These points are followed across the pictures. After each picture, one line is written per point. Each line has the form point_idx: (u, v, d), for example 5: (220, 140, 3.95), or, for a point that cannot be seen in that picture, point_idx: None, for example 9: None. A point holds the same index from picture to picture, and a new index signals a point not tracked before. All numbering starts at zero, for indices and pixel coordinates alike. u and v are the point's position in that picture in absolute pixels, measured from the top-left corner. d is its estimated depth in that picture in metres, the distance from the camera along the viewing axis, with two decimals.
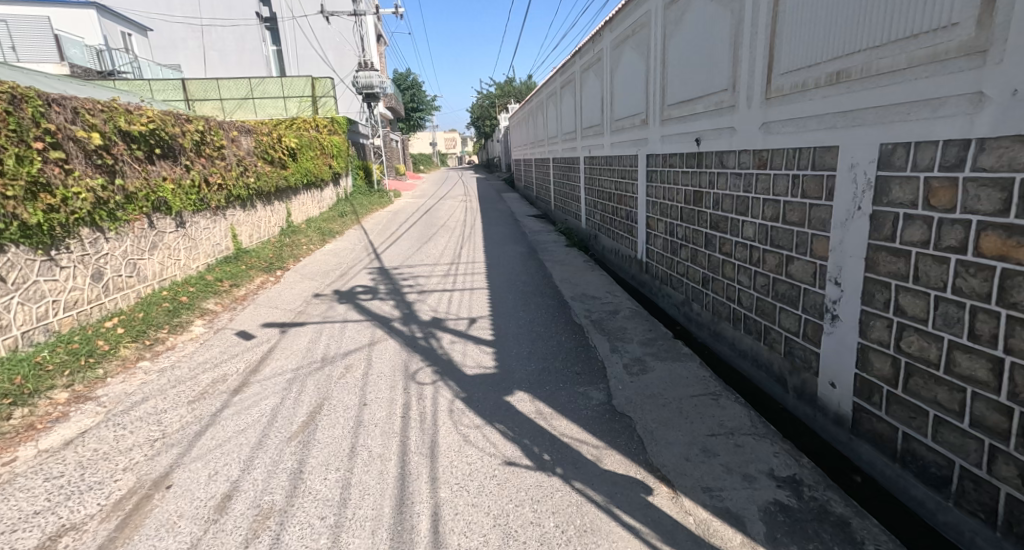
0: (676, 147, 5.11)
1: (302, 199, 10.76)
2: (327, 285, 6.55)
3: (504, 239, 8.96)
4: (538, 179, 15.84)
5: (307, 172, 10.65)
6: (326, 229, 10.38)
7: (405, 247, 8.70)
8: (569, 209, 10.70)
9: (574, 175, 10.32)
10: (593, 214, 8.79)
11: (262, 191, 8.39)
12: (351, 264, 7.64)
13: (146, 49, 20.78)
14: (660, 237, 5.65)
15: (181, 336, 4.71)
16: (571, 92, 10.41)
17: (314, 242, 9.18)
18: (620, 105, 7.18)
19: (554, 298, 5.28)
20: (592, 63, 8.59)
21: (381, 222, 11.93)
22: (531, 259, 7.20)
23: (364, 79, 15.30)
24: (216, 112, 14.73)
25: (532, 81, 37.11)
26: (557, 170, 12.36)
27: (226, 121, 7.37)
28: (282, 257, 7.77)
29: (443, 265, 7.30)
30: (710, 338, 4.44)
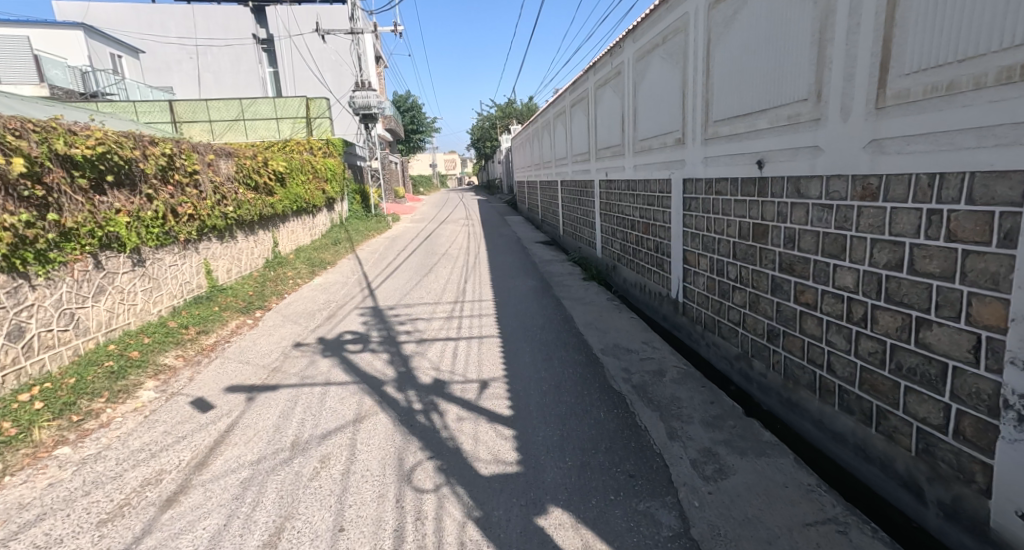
0: (727, 169, 4.28)
1: (292, 226, 9.96)
2: (311, 330, 5.66)
3: (513, 272, 8.11)
4: (544, 202, 15.08)
5: (297, 198, 9.88)
6: (315, 260, 9.50)
7: (402, 282, 7.83)
8: (582, 236, 9.85)
9: (587, 200, 9.49)
10: (611, 244, 7.93)
11: (244, 220, 7.58)
12: (341, 304, 6.74)
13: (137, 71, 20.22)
14: (704, 276, 4.78)
15: (123, 406, 3.81)
16: (584, 110, 9.65)
17: (301, 276, 8.29)
18: (646, 123, 6.38)
19: (580, 352, 4.38)
20: (610, 78, 7.82)
21: (377, 250, 11.09)
22: (546, 297, 6.32)
23: (361, 100, 14.67)
24: (204, 134, 14.04)
25: (534, 103, 36.67)
26: (567, 194, 11.52)
27: (202, 144, 6.60)
28: (263, 295, 6.91)
29: (444, 303, 6.43)
30: (785, 410, 3.53)
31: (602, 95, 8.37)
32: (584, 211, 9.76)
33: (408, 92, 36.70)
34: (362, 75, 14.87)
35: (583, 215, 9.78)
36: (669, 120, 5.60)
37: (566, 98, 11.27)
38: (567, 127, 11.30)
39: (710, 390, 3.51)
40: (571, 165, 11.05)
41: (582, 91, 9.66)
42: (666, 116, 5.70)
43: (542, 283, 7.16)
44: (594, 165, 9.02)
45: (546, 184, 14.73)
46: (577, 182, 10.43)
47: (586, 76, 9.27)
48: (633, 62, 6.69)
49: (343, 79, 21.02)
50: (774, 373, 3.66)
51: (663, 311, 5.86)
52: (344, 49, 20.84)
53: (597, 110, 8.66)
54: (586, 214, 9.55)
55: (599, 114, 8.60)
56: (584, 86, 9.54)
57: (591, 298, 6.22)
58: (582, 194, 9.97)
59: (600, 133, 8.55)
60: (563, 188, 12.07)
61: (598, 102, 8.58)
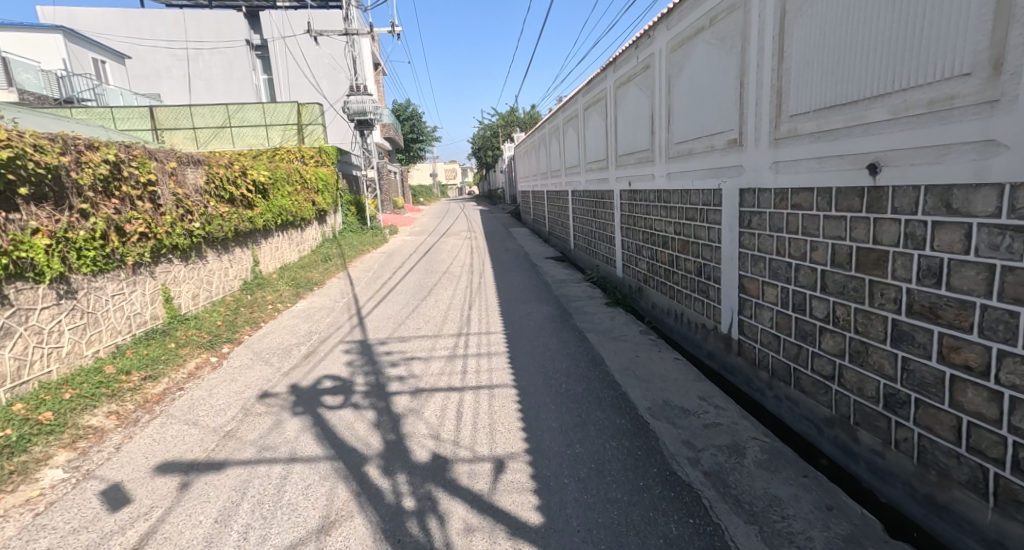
0: (811, 177, 3.30)
1: (276, 242, 9.03)
2: (283, 373, 4.67)
3: (522, 295, 7.14)
4: (552, 214, 14.16)
5: (282, 211, 8.96)
6: (300, 280, 8.53)
7: (396, 307, 6.84)
8: (599, 253, 8.86)
9: (605, 213, 8.52)
10: (637, 263, 6.94)
11: (216, 237, 6.64)
12: (324, 337, 5.75)
13: (123, 78, 19.42)
14: (773, 310, 3.80)
15: (11, 496, 2.81)
16: (601, 113, 8.68)
17: (282, 301, 7.31)
18: (683, 123, 5.40)
19: (622, 414, 3.39)
20: (634, 74, 6.86)
21: (370, 268, 10.12)
22: (565, 331, 5.35)
23: (356, 105, 13.79)
24: (188, 142, 13.14)
25: (537, 111, 35.88)
26: (580, 207, 10.56)
27: (162, 150, 5.68)
28: (234, 327, 5.95)
29: (445, 336, 5.46)
30: (926, 513, 2.54)
31: (623, 94, 7.41)
32: (601, 225, 8.78)
33: (408, 100, 35.97)
34: (357, 78, 13.96)
35: (600, 230, 8.81)
36: (716, 118, 4.63)
37: (579, 101, 10.33)
38: (581, 133, 10.34)
39: (819, 484, 2.53)
40: (585, 174, 10.06)
41: (600, 91, 8.69)
42: (712, 114, 4.72)
43: (559, 310, 6.17)
44: (614, 174, 8.04)
45: (554, 194, 13.80)
46: (592, 193, 9.46)
47: (604, 75, 8.29)
48: (665, 53, 5.72)
49: (340, 85, 20.07)
50: (899, 455, 2.68)
51: (710, 348, 4.87)
52: (341, 54, 19.88)
53: (619, 111, 7.69)
54: (604, 228, 8.58)
55: (620, 116, 7.64)
56: (601, 85, 8.58)
57: (621, 331, 5.22)
58: (598, 207, 9.00)
59: (622, 138, 7.58)
60: (574, 200, 11.15)
61: (620, 103, 7.61)
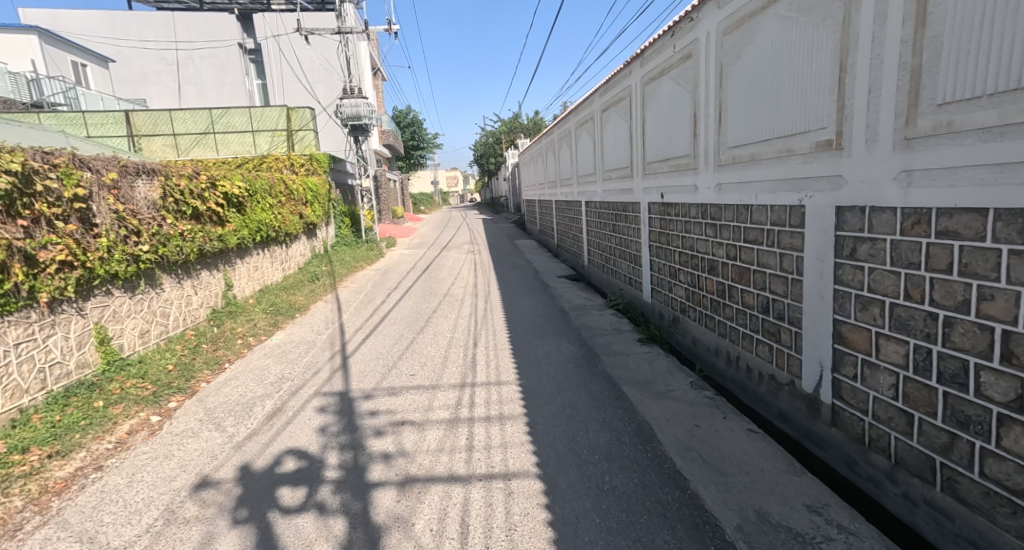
0: (980, 195, 2.26)
1: (255, 262, 8.07)
2: (237, 444, 3.63)
3: (535, 326, 6.10)
4: (562, 226, 13.16)
5: (260, 226, 7.98)
6: (279, 306, 7.51)
7: (387, 344, 5.80)
8: (623, 274, 7.82)
9: (630, 228, 7.48)
10: (676, 289, 5.88)
11: (175, 260, 5.66)
12: (296, 387, 4.71)
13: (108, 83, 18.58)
14: (898, 377, 2.73)
15: None
16: (624, 113, 7.60)
17: (254, 334, 6.26)
18: (740, 122, 4.31)
19: (703, 543, 2.33)
20: (667, 66, 5.81)
21: (362, 289, 9.10)
22: (595, 382, 4.30)
23: (349, 108, 12.83)
24: (167, 149, 12.22)
25: (541, 117, 34.93)
26: (596, 221, 9.51)
27: (97, 159, 4.72)
28: (189, 372, 4.95)
29: (444, 388, 4.41)
30: None
31: (654, 91, 6.32)
32: (625, 241, 7.74)
33: (408, 107, 35.10)
34: (351, 80, 12.97)
35: (625, 248, 7.77)
36: (794, 113, 3.55)
37: (596, 102, 9.26)
38: (598, 138, 9.25)
39: None
40: (604, 182, 8.97)
41: (622, 89, 7.60)
42: (788, 108, 3.64)
43: (582, 351, 5.11)
44: (641, 185, 6.97)
45: (564, 205, 12.80)
46: (612, 206, 8.44)
47: (628, 69, 7.21)
48: (714, 37, 4.64)
49: (336, 91, 19.33)
50: None
51: (784, 408, 3.80)
52: (336, 61, 19.11)
53: (647, 112, 6.60)
54: (629, 245, 7.53)
55: (649, 118, 6.55)
56: (624, 82, 7.49)
57: (666, 383, 4.15)
58: (620, 221, 7.97)
59: (653, 142, 6.49)
60: (588, 213, 10.11)
61: (649, 102, 6.53)
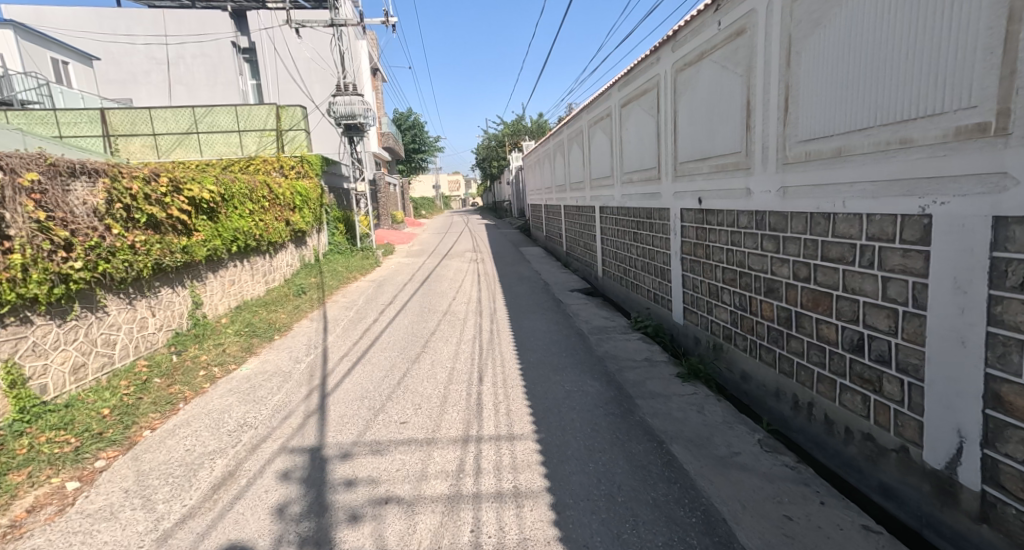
0: None
1: (231, 275, 7.22)
2: (162, 535, 2.73)
3: (550, 356, 5.19)
4: (572, 233, 12.29)
5: (235, 235, 7.13)
6: (255, 327, 6.63)
7: (375, 378, 4.91)
8: (649, 290, 6.92)
9: (658, 238, 6.58)
10: (719, 312, 4.97)
11: (123, 278, 4.80)
12: (259, 437, 3.81)
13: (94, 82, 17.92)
14: None
15: None
16: (651, 107, 6.65)
17: (220, 364, 5.38)
18: (814, 109, 3.40)
19: None
20: (706, 49, 4.90)
21: (353, 305, 8.22)
22: (634, 439, 3.39)
23: (343, 107, 11.96)
24: (147, 151, 11.42)
25: (545, 120, 34.14)
26: (614, 230, 8.62)
27: (13, 158, 3.88)
28: (129, 416, 4.08)
29: (441, 445, 3.51)
30: None
31: (689, 79, 5.38)
32: (651, 253, 6.85)
33: (409, 110, 34.36)
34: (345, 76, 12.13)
35: (651, 260, 6.87)
36: (911, 91, 2.63)
37: (614, 96, 8.31)
38: (617, 137, 8.30)
39: None
40: (625, 187, 8.01)
41: (648, 79, 6.65)
42: (901, 83, 2.69)
43: (610, 391, 4.20)
44: (671, 189, 6.06)
45: (575, 211, 11.91)
46: (633, 214, 7.56)
47: (655, 57, 6.27)
48: (776, 5, 3.72)
49: (331, 89, 18.68)
50: None
51: (891, 483, 2.88)
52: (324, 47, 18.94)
53: (681, 103, 5.65)
54: (656, 257, 6.64)
55: (683, 110, 5.61)
56: (650, 71, 6.55)
57: (727, 441, 3.23)
58: (644, 230, 7.09)
59: (687, 138, 5.54)
60: (604, 221, 9.25)
61: (682, 91, 5.58)
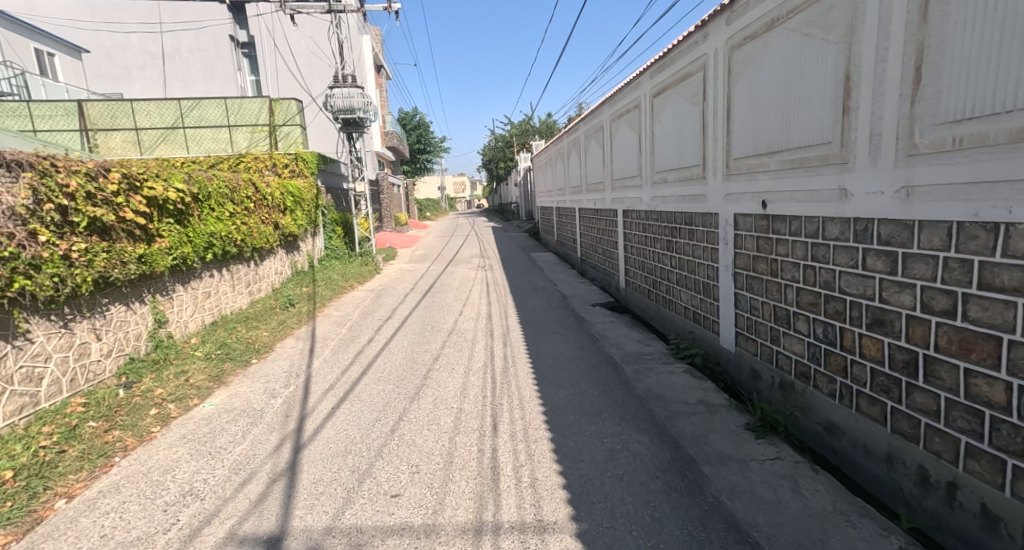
0: None
1: (206, 286, 6.33)
2: None
3: (579, 395, 4.23)
4: (588, 239, 11.35)
5: (209, 240, 6.24)
6: (228, 349, 5.71)
7: (363, 424, 3.97)
8: (689, 308, 5.99)
9: (702, 248, 5.64)
10: (791, 343, 4.01)
11: (54, 296, 3.92)
12: (204, 516, 2.87)
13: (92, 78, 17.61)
14: None
15: None
16: (693, 95, 5.72)
17: (178, 398, 4.44)
18: (968, 79, 2.47)
19: None
20: (779, 16, 3.94)
21: (346, 321, 7.30)
22: (715, 540, 2.42)
23: (341, 100, 11.07)
24: (128, 146, 10.61)
25: (553, 120, 33.14)
26: (643, 237, 7.68)
27: None
28: (40, 476, 3.19)
29: (443, 538, 2.56)
30: None
31: (749, 56, 4.45)
32: (692, 265, 5.92)
33: (414, 109, 33.58)
34: (343, 67, 11.23)
35: (692, 274, 5.94)
36: None
37: (644, 85, 7.36)
38: (647, 131, 7.36)
39: None
40: (657, 187, 7.06)
41: (690, 62, 5.70)
42: None
43: (665, 453, 3.24)
44: (721, 190, 5.12)
45: (592, 214, 10.97)
46: (669, 219, 6.62)
47: (701, 33, 5.33)
48: None
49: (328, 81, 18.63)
50: None
51: None
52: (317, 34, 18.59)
53: (737, 86, 4.72)
54: (700, 271, 5.70)
55: (740, 94, 4.67)
56: (693, 52, 5.61)
57: None
58: (684, 239, 6.14)
59: (746, 129, 4.61)
60: (630, 226, 8.32)
61: (739, 72, 4.65)
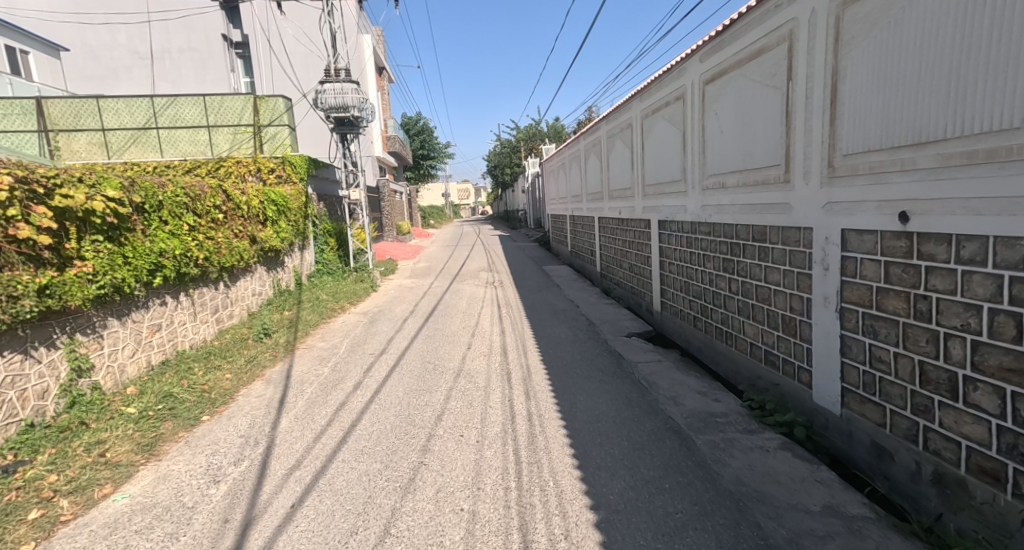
0: None
1: (154, 316, 5.15)
2: None
3: (645, 493, 2.97)
4: (612, 253, 10.14)
5: (157, 260, 5.03)
6: (174, 400, 4.49)
7: (334, 540, 2.74)
8: (765, 348, 4.74)
9: (782, 272, 4.41)
10: (959, 422, 2.76)
11: None
12: None
13: (75, 79, 16.63)
14: None
15: None
16: (767, 76, 4.48)
17: (79, 488, 3.19)
18: None
19: None
20: None
21: (330, 358, 6.09)
22: None
23: (333, 96, 9.95)
24: (94, 149, 9.63)
25: (560, 124, 32.02)
26: (690, 254, 6.44)
27: None
28: None
29: None
30: None
31: (876, 11, 3.19)
32: (766, 293, 4.68)
33: (418, 114, 32.53)
34: (336, 60, 10.10)
35: (766, 304, 4.70)
36: None
37: (690, 71, 6.11)
38: (695, 125, 6.11)
39: None
40: (710, 193, 5.80)
41: (765, 33, 4.44)
42: None
43: None
44: (817, 197, 3.86)
45: (617, 225, 9.75)
46: (728, 234, 5.39)
47: None
48: None
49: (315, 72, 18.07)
50: None
51: None
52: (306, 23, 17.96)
53: (849, 55, 3.46)
54: (781, 301, 4.46)
55: (855, 66, 3.41)
56: (770, 20, 4.35)
57: None
58: (752, 259, 4.91)
59: (864, 113, 3.36)
60: (670, 240, 7.10)
61: (854, 35, 3.39)
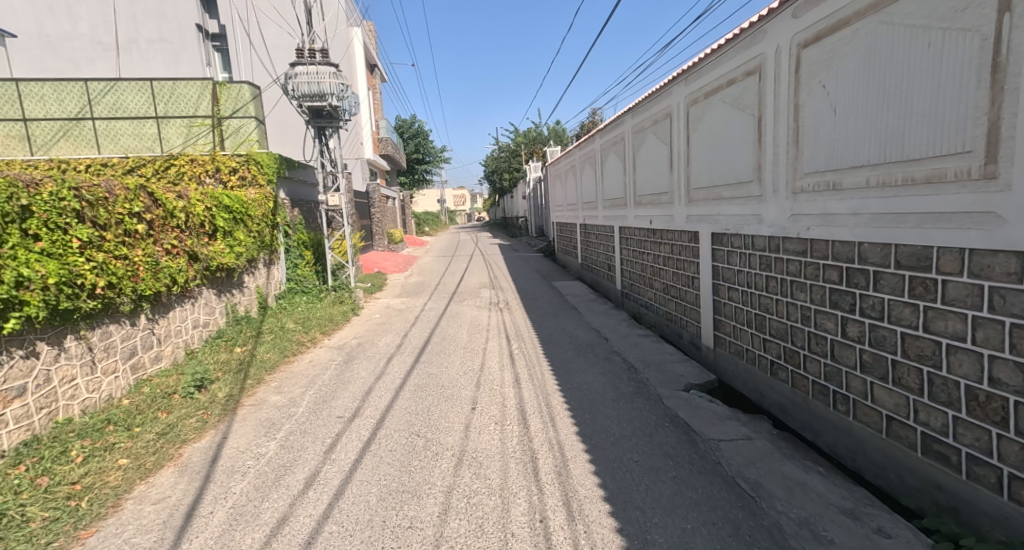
0: None
1: (12, 375, 3.52)
2: None
3: None
4: (640, 270, 8.55)
5: (10, 295, 3.39)
6: (7, 522, 2.84)
7: None
8: (923, 430, 3.15)
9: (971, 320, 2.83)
10: None
11: None
12: None
13: (29, 72, 14.95)
14: None
15: None
16: (944, 14, 2.84)
17: None
18: None
19: None
20: None
21: (282, 423, 4.43)
22: None
23: (306, 81, 8.35)
24: (14, 143, 8.06)
25: (562, 128, 30.54)
26: (769, 279, 4.85)
27: None
28: None
29: None
30: None
31: None
32: (927, 349, 3.11)
33: (412, 117, 31.02)
34: (311, 39, 8.50)
35: (928, 364, 3.11)
36: None
37: (774, 31, 4.46)
38: (779, 106, 4.48)
39: None
40: (809, 199, 4.17)
41: None
42: None
43: None
44: None
45: (648, 237, 8.15)
46: (844, 256, 3.79)
47: None
48: None
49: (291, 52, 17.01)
50: None
51: None
52: (290, 13, 16.47)
53: None
54: (965, 365, 2.88)
55: None
56: None
57: None
58: (896, 294, 3.32)
59: None
60: (734, 260, 5.50)
61: None
